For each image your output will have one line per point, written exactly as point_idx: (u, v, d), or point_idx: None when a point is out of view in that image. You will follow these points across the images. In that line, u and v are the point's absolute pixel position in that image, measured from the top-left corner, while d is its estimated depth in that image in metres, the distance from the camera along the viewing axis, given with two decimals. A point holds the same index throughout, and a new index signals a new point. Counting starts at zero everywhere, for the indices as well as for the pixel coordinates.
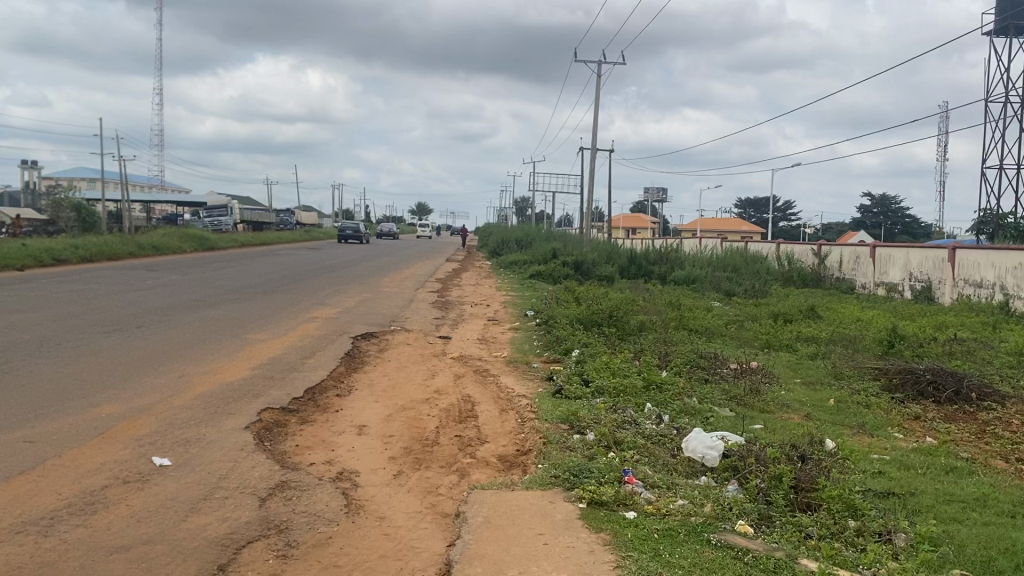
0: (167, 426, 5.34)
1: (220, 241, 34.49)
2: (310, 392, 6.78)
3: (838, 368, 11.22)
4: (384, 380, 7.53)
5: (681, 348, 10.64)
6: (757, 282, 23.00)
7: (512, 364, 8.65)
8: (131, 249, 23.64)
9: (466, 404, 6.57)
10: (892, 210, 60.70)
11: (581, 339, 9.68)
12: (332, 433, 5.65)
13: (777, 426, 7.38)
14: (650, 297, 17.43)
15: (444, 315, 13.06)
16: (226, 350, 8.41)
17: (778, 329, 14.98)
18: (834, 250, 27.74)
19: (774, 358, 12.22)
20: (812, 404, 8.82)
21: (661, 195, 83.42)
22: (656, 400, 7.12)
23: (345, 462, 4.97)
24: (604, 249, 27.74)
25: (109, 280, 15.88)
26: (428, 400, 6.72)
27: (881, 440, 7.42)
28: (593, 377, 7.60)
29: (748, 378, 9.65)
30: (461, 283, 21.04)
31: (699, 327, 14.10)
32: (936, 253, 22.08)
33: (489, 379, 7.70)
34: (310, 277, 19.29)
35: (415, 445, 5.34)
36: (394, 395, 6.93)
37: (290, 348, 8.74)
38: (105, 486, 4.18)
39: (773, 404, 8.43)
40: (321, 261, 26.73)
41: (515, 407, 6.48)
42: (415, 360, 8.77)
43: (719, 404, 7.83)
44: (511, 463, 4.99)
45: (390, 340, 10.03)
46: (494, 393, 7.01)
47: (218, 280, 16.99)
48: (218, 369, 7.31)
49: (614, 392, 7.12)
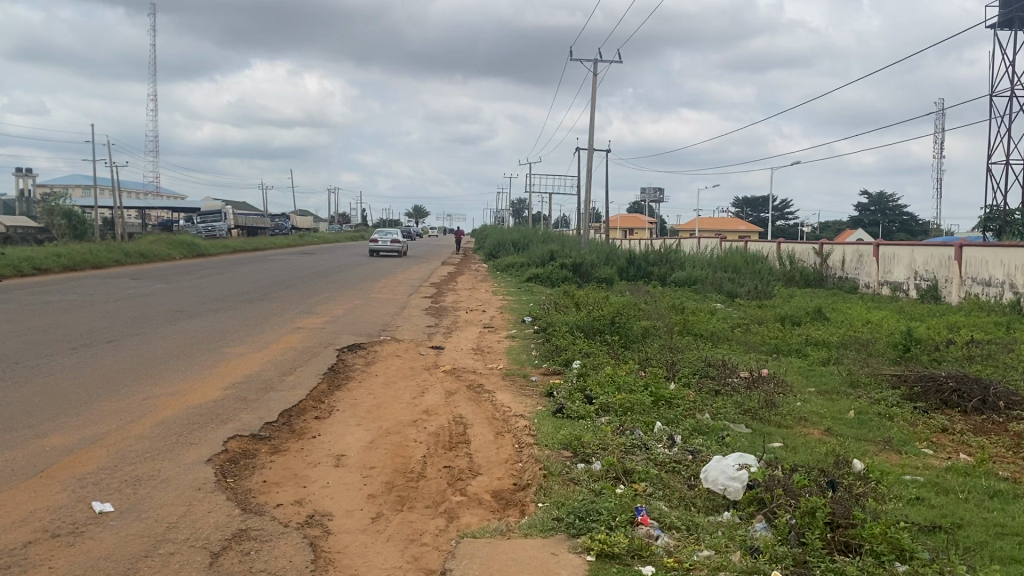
0: (118, 461, 4.72)
1: (211, 245, 33.84)
2: (286, 415, 6.15)
3: (852, 374, 10.63)
4: (368, 399, 6.92)
5: (688, 356, 10.03)
6: (759, 283, 22.43)
7: (509, 377, 8.04)
8: (115, 257, 22.94)
9: (457, 427, 5.95)
10: (890, 208, 60.24)
11: (583, 349, 9.07)
12: (306, 464, 5.04)
13: (799, 445, 6.79)
14: (651, 300, 16.79)
15: (438, 322, 12.46)
16: (200, 366, 7.79)
17: (786, 332, 14.36)
18: (837, 249, 27.12)
19: (784, 364, 11.65)
20: (831, 416, 8.20)
21: (658, 194, 83.03)
22: (667, 419, 6.52)
23: (316, 502, 4.35)
24: (602, 250, 27.06)
25: (88, 289, 15.23)
26: (416, 422, 6.11)
27: (911, 459, 6.80)
28: (597, 392, 6.96)
29: (760, 388, 9.05)
30: (457, 287, 20.40)
31: (703, 331, 13.48)
32: (942, 251, 21.51)
33: (483, 396, 7.08)
34: (299, 283, 18.65)
35: (398, 480, 4.72)
36: (378, 417, 6.30)
37: (269, 364, 8.10)
38: (30, 541, 3.56)
39: (790, 418, 7.83)
40: (314, 267, 26.08)
41: (512, 430, 5.85)
42: (403, 374, 8.14)
43: (734, 420, 7.23)
44: (507, 502, 4.37)
45: (378, 353, 9.40)
46: (490, 413, 6.38)
47: (203, 288, 16.35)
48: (188, 390, 6.69)
49: (621, 410, 6.50)
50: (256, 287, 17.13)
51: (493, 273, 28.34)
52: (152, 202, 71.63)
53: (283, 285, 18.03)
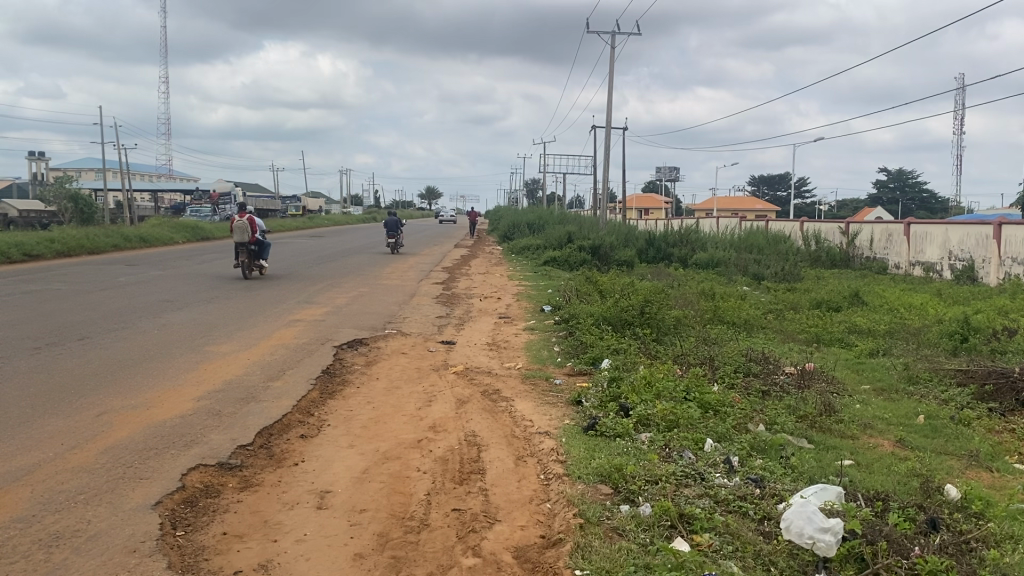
0: (39, 508, 3.72)
1: (215, 227, 32.89)
2: (265, 435, 5.14)
3: (910, 369, 9.53)
4: (366, 411, 5.91)
5: (727, 350, 8.97)
6: (786, 264, 21.27)
7: (530, 380, 7.02)
8: (114, 243, 21.97)
9: (469, 449, 4.93)
10: (909, 184, 58.62)
11: (612, 346, 8.01)
12: (280, 506, 4.03)
13: (874, 465, 5.75)
14: (677, 286, 15.71)
15: (448, 313, 11.43)
16: (175, 371, 6.80)
17: (825, 320, 13.25)
18: (865, 228, 25.83)
19: (829, 356, 10.57)
20: (899, 423, 7.12)
21: (672, 173, 81.55)
22: (719, 435, 5.49)
23: (288, 567, 3.35)
24: (620, 231, 25.91)
25: (76, 278, 14.25)
26: (420, 443, 5.08)
27: (1007, 479, 5.72)
28: (634, 401, 5.92)
29: (812, 387, 7.99)
30: (469, 272, 19.34)
31: (736, 319, 12.40)
32: (980, 230, 20.29)
33: (501, 406, 6.05)
34: (302, 269, 17.63)
35: (395, 530, 3.72)
36: (375, 435, 5.29)
37: (255, 366, 7.11)
38: None
39: (854, 427, 6.79)
40: (321, 250, 25.03)
41: (536, 455, 4.82)
42: (407, 376, 7.13)
43: (793, 431, 6.19)
44: (535, 569, 3.36)
45: (381, 350, 8.39)
46: (509, 430, 5.36)
47: (199, 276, 15.36)
48: (154, 402, 5.70)
49: (666, 426, 5.46)
50: (256, 274, 16.13)
51: (507, 256, 27.27)
52: (161, 185, 70.80)
53: (282, 270, 16.99)
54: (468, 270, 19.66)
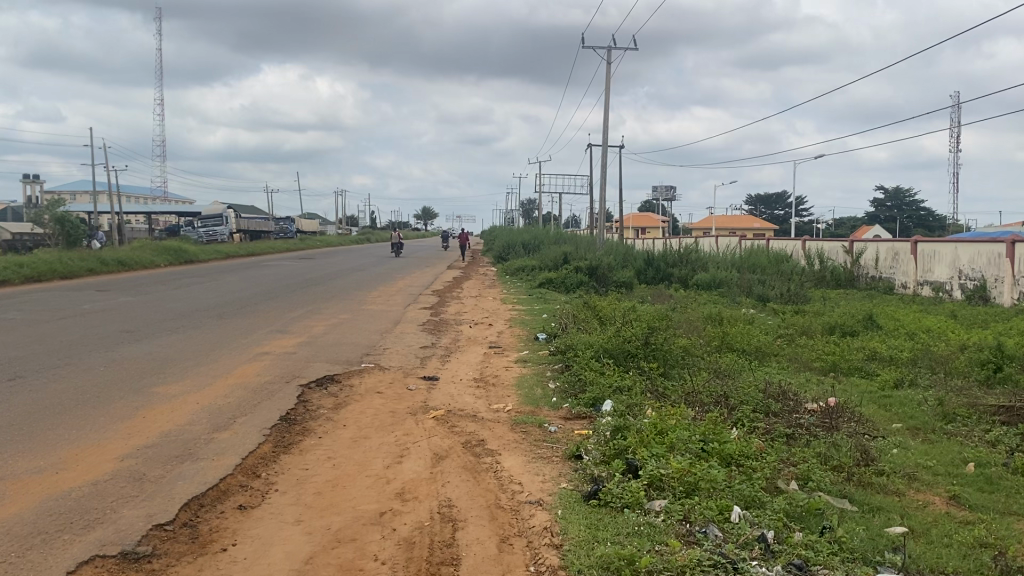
0: None
1: (201, 250, 31.83)
2: (192, 508, 4.18)
3: (943, 403, 8.56)
4: (324, 471, 4.94)
5: (743, 385, 8.03)
6: (791, 285, 20.35)
7: (520, 427, 6.06)
8: (90, 266, 20.98)
9: (445, 528, 3.96)
10: (906, 202, 57.90)
11: (614, 384, 7.06)
12: None
13: (933, 533, 4.78)
14: (680, 309, 14.80)
15: (434, 343, 10.49)
16: (107, 420, 5.83)
17: (842, 346, 12.27)
18: (870, 247, 24.85)
19: (850, 389, 9.60)
20: (947, 473, 6.16)
21: (669, 191, 81.03)
22: (746, 500, 4.53)
23: None
24: (618, 251, 24.97)
25: (37, 304, 13.28)
26: (383, 518, 4.12)
27: None
28: (643, 455, 4.97)
29: (842, 426, 7.03)
30: (461, 296, 18.36)
31: (746, 347, 11.44)
32: (991, 248, 19.37)
33: (484, 463, 5.08)
34: (283, 294, 16.64)
35: None
36: (330, 505, 4.33)
37: (202, 412, 6.14)
38: None
39: (898, 480, 5.83)
40: (308, 273, 24.05)
41: (525, 535, 3.88)
42: (379, 422, 6.17)
43: (830, 490, 5.25)
44: None
45: (355, 388, 7.42)
46: (491, 498, 4.40)
47: (172, 301, 14.39)
48: (66, 464, 4.73)
49: (684, 492, 4.51)
50: (233, 300, 15.16)
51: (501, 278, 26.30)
52: (154, 207, 69.92)
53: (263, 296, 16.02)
54: (460, 294, 18.74)
